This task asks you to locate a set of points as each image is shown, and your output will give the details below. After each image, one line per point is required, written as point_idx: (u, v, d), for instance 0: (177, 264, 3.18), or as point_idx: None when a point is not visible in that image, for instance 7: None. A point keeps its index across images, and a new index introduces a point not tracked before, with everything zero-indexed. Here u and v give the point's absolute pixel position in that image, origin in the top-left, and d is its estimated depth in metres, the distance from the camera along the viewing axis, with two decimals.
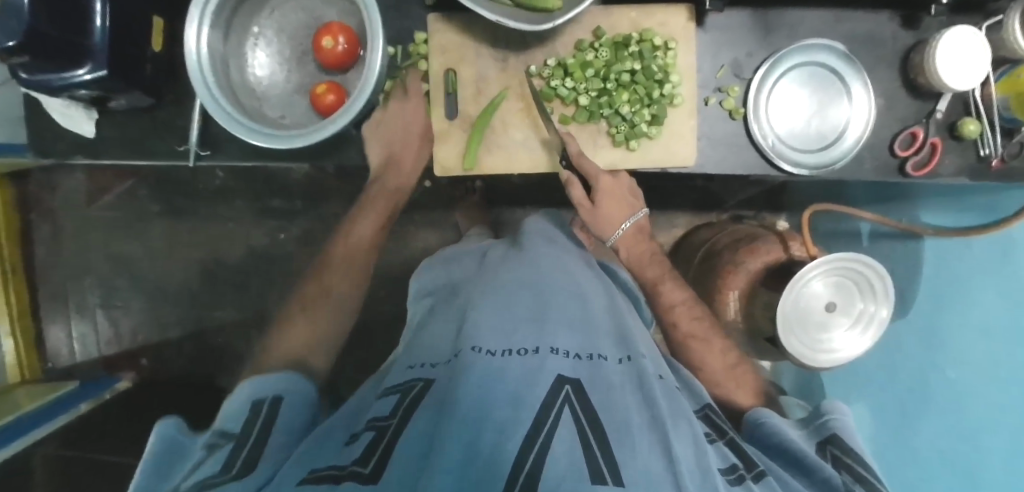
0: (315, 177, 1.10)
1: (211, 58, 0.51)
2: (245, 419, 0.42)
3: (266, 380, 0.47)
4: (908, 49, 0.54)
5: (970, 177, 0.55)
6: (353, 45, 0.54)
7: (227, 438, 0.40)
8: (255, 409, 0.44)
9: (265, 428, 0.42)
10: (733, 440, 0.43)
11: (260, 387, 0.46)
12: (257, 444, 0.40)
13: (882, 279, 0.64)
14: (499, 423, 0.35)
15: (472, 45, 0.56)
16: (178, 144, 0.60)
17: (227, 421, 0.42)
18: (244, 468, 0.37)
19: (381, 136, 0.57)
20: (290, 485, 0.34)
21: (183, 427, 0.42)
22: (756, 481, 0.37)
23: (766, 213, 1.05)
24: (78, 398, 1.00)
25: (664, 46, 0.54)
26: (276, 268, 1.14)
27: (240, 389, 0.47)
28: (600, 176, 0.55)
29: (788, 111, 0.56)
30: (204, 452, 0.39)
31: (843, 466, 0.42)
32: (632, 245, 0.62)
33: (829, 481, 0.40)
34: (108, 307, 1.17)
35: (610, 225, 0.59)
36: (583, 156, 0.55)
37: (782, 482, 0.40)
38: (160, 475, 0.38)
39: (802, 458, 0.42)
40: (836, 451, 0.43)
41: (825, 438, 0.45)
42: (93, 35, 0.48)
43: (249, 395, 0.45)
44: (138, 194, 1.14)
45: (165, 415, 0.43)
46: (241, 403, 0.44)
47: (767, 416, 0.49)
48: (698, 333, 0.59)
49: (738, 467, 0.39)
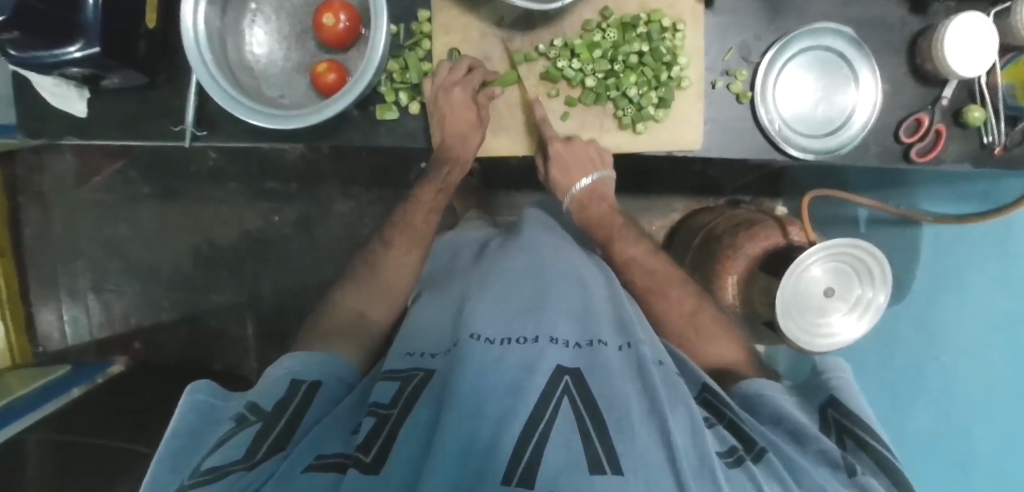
0: (310, 159, 1.07)
1: (209, 34, 0.49)
2: (280, 400, 0.43)
3: (301, 361, 0.49)
4: (916, 35, 0.54)
5: (972, 164, 0.55)
6: (354, 23, 0.53)
7: (259, 415, 0.41)
8: (290, 392, 0.45)
9: (300, 412, 0.43)
10: (732, 422, 0.43)
11: (300, 367, 0.48)
12: (287, 430, 0.40)
13: (880, 264, 0.65)
14: (498, 413, 0.36)
15: (476, 24, 0.55)
16: (173, 124, 0.59)
17: (262, 398, 0.44)
18: (268, 453, 0.37)
19: (383, 117, 0.55)
20: (297, 470, 0.34)
21: (215, 396, 0.45)
22: (756, 461, 0.38)
23: (762, 199, 1.05)
24: (72, 381, 0.99)
25: (672, 27, 0.53)
26: (271, 252, 1.13)
27: (278, 365, 0.49)
28: (555, 143, 0.54)
29: (796, 95, 0.55)
30: (232, 425, 0.41)
31: (845, 431, 0.44)
32: (585, 207, 0.62)
33: (828, 455, 0.40)
34: (100, 291, 1.16)
35: (562, 186, 0.60)
36: (546, 125, 0.54)
37: (783, 459, 0.40)
38: (186, 443, 0.40)
39: (800, 431, 0.42)
40: (836, 416, 0.45)
41: (826, 401, 0.47)
42: (85, 9, 0.45)
43: (284, 375, 0.47)
44: (128, 175, 1.12)
45: (196, 394, 0.44)
46: (277, 383, 0.46)
47: (762, 387, 0.48)
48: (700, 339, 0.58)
49: (738, 448, 0.39)
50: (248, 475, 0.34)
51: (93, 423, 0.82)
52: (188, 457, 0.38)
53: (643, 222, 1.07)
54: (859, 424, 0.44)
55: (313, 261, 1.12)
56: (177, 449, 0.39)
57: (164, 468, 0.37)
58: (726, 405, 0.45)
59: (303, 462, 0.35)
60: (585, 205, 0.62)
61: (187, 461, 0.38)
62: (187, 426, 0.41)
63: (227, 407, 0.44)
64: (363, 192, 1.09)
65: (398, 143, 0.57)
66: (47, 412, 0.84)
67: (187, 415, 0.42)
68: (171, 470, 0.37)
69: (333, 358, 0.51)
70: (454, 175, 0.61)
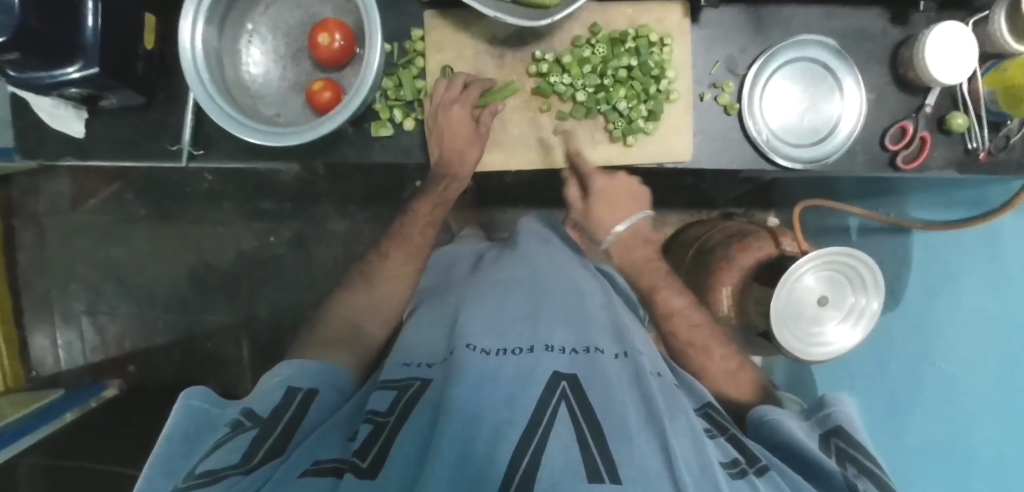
0: (305, 179, 1.08)
1: (206, 54, 0.50)
2: (276, 407, 0.43)
3: (297, 368, 0.48)
4: (897, 45, 0.55)
5: (958, 170, 0.56)
6: (349, 42, 0.54)
7: (255, 421, 0.41)
8: (286, 398, 0.44)
9: (295, 419, 0.42)
10: (734, 437, 0.43)
11: (298, 373, 0.48)
12: (283, 436, 0.40)
13: (872, 272, 0.64)
14: (495, 421, 0.35)
15: (468, 42, 0.56)
16: (170, 144, 0.59)
17: (258, 404, 0.43)
18: (265, 459, 0.37)
19: (378, 133, 0.56)
20: (292, 475, 0.34)
21: (214, 404, 0.44)
22: (759, 476, 0.37)
23: (756, 210, 1.06)
24: (64, 405, 0.97)
25: (659, 42, 0.54)
26: (267, 272, 1.13)
27: (274, 372, 0.49)
28: (595, 177, 0.58)
29: (782, 106, 0.56)
30: (227, 430, 0.40)
31: (850, 459, 0.42)
32: (628, 251, 0.62)
33: (832, 477, 0.39)
34: (94, 313, 1.15)
35: (602, 228, 0.62)
36: (580, 157, 0.56)
37: (785, 476, 0.39)
38: (180, 448, 0.39)
39: (804, 455, 0.42)
40: (841, 443, 0.44)
41: (830, 430, 0.46)
42: (85, 33, 0.46)
43: (280, 381, 0.46)
44: (124, 198, 1.12)
45: (190, 399, 0.43)
46: (274, 389, 0.46)
47: (773, 414, 0.48)
48: (699, 348, 0.58)
49: (740, 461, 0.39)
50: (244, 479, 0.34)
51: (83, 447, 0.80)
52: (181, 462, 0.38)
53: None
54: (866, 453, 0.42)
55: (309, 280, 1.12)
56: (170, 454, 0.38)
57: (158, 472, 0.37)
58: (730, 423, 0.45)
59: (298, 467, 0.35)
60: (632, 246, 0.62)
61: (180, 467, 0.37)
62: (182, 430, 0.41)
63: (222, 413, 0.44)
64: (359, 210, 1.09)
65: (394, 159, 0.58)
66: (36, 439, 0.82)
67: (181, 420, 0.41)
68: (163, 475, 0.36)
69: (331, 366, 0.50)
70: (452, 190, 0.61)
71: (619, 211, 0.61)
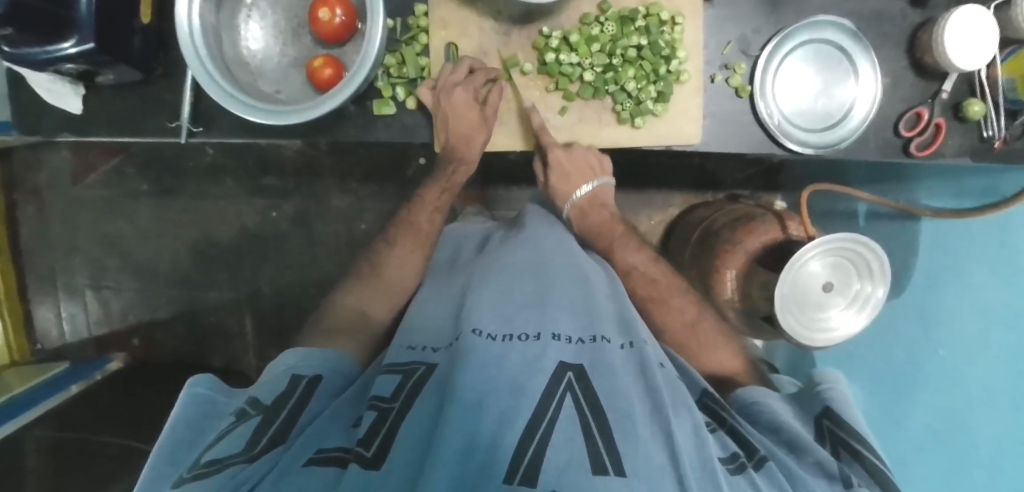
0: (307, 154, 1.07)
1: (203, 29, 0.49)
2: (280, 393, 0.44)
3: (302, 355, 0.49)
4: (916, 28, 0.54)
5: (973, 158, 0.55)
6: (350, 17, 0.52)
7: (257, 409, 0.41)
8: (291, 386, 0.45)
9: (299, 406, 0.43)
10: (733, 428, 0.43)
11: (299, 362, 0.48)
12: (285, 422, 0.40)
13: (879, 260, 0.64)
14: (500, 411, 0.36)
15: (473, 18, 0.55)
16: (169, 120, 0.58)
17: (262, 393, 0.44)
18: (268, 447, 0.37)
19: (380, 112, 0.55)
20: (298, 463, 0.34)
21: (216, 391, 0.45)
22: (758, 469, 0.38)
23: (762, 193, 1.05)
24: (72, 377, 0.99)
25: (671, 20, 0.52)
26: (269, 248, 1.13)
27: (277, 361, 0.49)
28: (555, 149, 0.55)
29: (795, 89, 0.55)
30: (232, 419, 0.41)
31: (840, 453, 0.43)
32: (585, 218, 0.64)
33: (823, 465, 0.40)
34: (98, 288, 1.16)
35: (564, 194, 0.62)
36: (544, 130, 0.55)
37: (784, 468, 0.40)
38: (188, 437, 0.40)
39: (796, 440, 0.43)
40: (833, 427, 0.45)
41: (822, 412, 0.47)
42: (79, 8, 0.45)
43: (285, 370, 0.47)
44: (126, 172, 1.11)
45: (196, 387, 0.44)
46: (277, 378, 0.46)
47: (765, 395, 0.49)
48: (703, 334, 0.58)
49: (739, 455, 0.39)
50: (250, 466, 0.35)
51: (92, 419, 0.82)
52: (186, 450, 0.39)
53: (641, 218, 1.06)
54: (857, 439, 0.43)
55: (311, 257, 1.12)
56: (177, 442, 0.39)
57: (163, 460, 0.37)
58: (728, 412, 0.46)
59: (305, 455, 0.35)
60: (587, 213, 0.65)
61: (186, 453, 0.38)
62: (186, 419, 0.42)
63: (227, 401, 0.45)
64: (360, 187, 1.08)
65: (395, 138, 0.57)
66: (47, 409, 0.84)
67: (188, 407, 0.42)
68: (168, 460, 0.37)
69: (335, 354, 0.51)
70: (460, 171, 0.62)
71: (576, 180, 0.60)
